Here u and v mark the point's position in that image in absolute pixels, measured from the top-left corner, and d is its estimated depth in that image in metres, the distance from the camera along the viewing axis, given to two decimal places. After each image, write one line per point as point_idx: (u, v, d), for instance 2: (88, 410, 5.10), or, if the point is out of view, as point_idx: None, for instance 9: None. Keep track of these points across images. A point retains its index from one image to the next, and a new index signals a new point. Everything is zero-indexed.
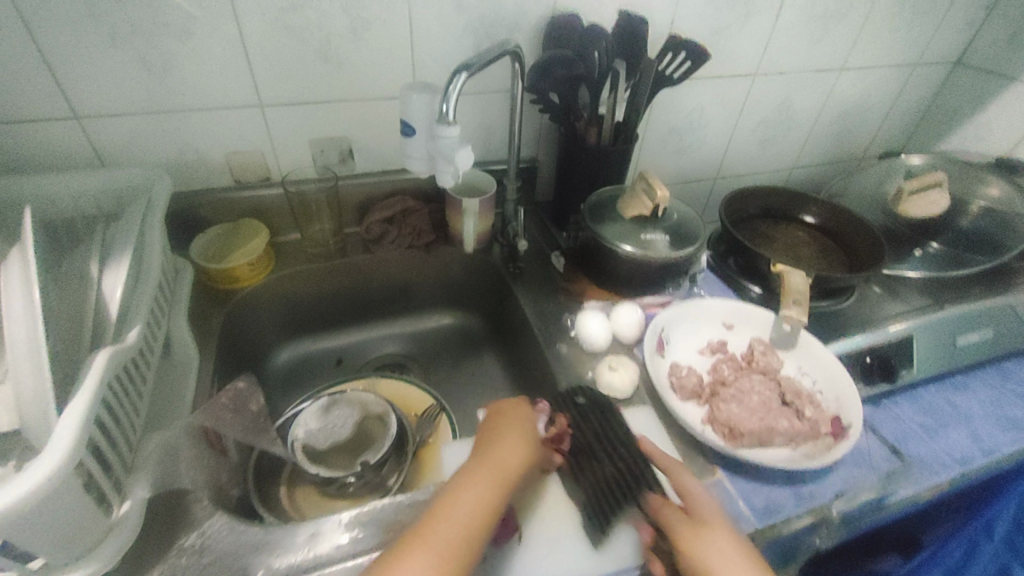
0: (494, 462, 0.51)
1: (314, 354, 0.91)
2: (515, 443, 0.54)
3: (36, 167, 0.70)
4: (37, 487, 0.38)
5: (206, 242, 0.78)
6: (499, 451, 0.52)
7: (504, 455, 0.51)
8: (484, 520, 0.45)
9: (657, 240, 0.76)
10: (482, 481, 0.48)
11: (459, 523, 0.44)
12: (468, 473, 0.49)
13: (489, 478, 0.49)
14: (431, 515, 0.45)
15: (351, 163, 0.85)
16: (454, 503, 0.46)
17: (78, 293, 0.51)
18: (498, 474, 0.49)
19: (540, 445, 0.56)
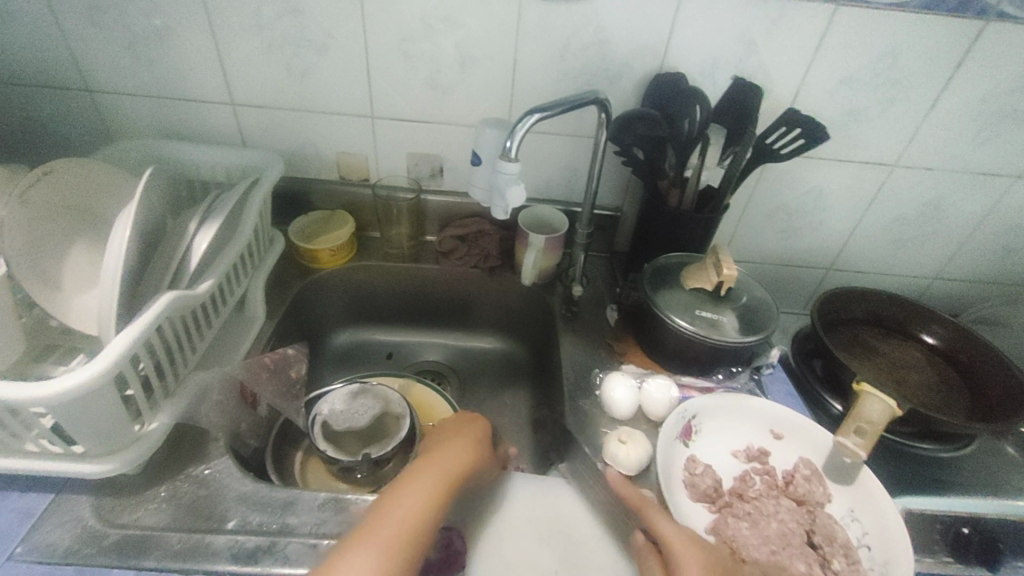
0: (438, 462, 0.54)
1: (369, 344, 0.98)
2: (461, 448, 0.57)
3: (197, 138, 0.86)
4: (75, 387, 0.45)
5: (304, 224, 0.90)
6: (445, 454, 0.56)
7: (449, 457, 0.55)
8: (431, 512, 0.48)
9: (716, 320, 0.70)
10: (428, 478, 0.51)
11: (407, 516, 0.47)
12: (416, 472, 0.52)
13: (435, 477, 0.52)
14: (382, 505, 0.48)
15: (440, 180, 0.91)
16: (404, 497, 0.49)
17: (179, 240, 0.62)
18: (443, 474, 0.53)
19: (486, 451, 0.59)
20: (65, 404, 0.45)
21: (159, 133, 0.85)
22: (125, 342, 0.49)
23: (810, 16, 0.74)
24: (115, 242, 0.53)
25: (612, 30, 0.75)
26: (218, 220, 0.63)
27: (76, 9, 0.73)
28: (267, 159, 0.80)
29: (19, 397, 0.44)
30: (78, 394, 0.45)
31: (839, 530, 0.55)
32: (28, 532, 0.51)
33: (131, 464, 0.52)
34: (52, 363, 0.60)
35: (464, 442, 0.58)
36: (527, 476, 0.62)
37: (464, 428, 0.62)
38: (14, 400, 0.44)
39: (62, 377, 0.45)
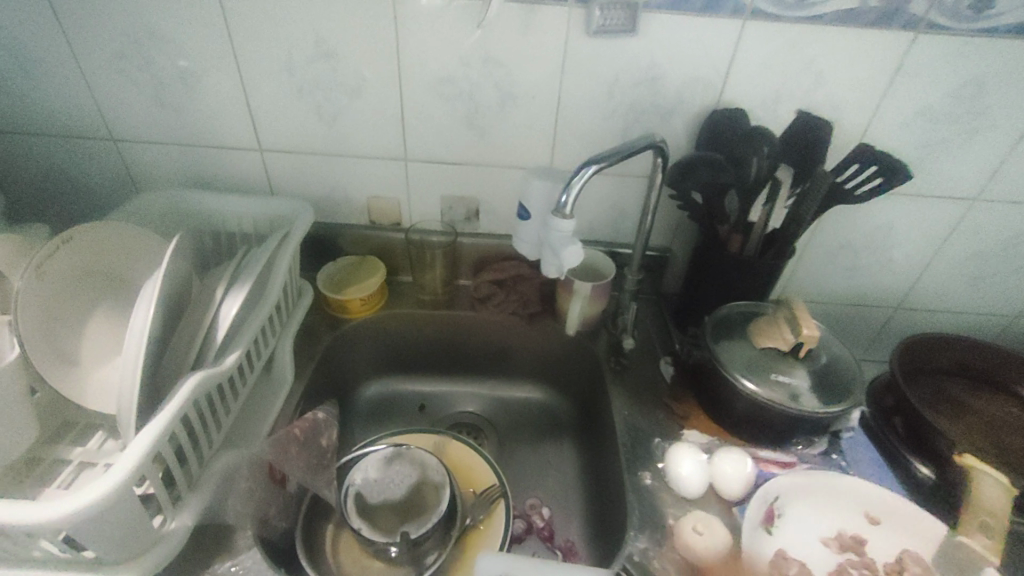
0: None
1: (400, 395, 0.92)
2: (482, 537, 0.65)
3: (223, 185, 0.82)
4: (98, 498, 0.40)
5: (333, 270, 0.85)
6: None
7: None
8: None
9: (794, 385, 0.62)
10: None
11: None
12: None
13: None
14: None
15: (476, 222, 0.86)
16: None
17: (204, 309, 0.57)
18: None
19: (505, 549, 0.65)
20: (87, 519, 0.41)
21: (184, 181, 0.82)
22: (148, 441, 0.44)
23: (888, 43, 0.67)
24: (137, 325, 0.48)
25: (663, 65, 0.69)
26: (246, 284, 0.58)
27: (101, 58, 0.70)
28: (295, 207, 0.76)
29: (35, 518, 0.39)
30: (96, 506, 0.40)
31: None
32: None
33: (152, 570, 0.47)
34: (70, 444, 0.56)
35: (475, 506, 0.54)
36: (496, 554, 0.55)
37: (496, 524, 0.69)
38: (28, 521, 0.39)
39: (83, 488, 0.41)
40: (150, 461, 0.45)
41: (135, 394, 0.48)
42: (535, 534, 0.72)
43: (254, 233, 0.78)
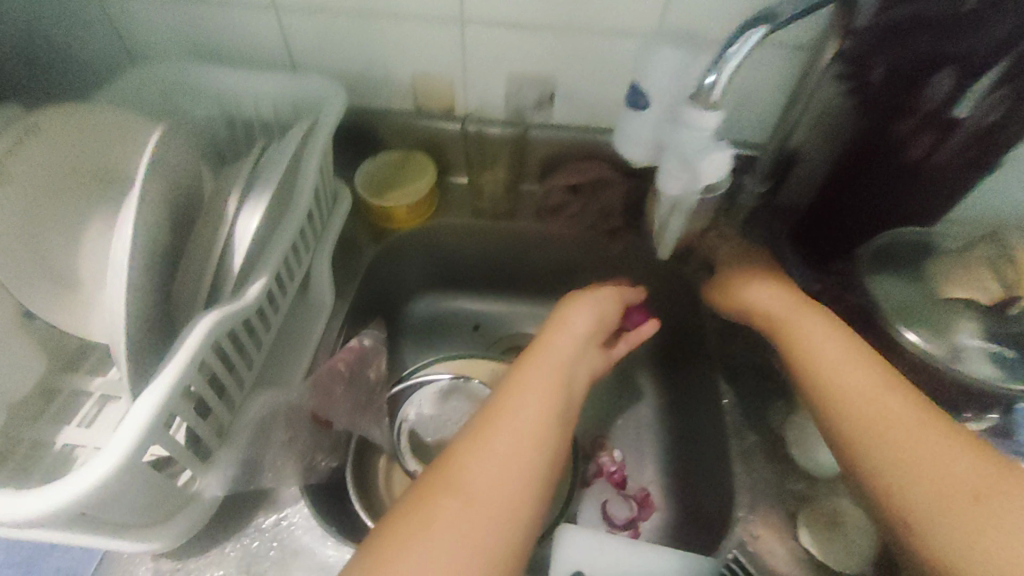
0: (551, 352, 0.47)
1: (453, 312, 0.81)
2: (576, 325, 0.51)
3: (236, 57, 0.66)
4: (107, 474, 0.33)
5: (375, 168, 0.70)
6: (547, 338, 0.49)
7: (553, 348, 0.47)
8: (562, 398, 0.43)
9: (975, 345, 0.48)
10: (536, 372, 0.44)
11: (531, 412, 0.41)
12: (522, 367, 0.45)
13: (551, 367, 0.45)
14: (492, 408, 0.42)
15: (549, 109, 0.68)
16: (521, 390, 0.43)
17: (216, 227, 0.45)
18: (556, 370, 0.45)
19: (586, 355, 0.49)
20: (96, 496, 0.34)
21: (189, 50, 0.66)
22: (150, 415, 0.35)
23: None
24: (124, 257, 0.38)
25: None
26: (263, 195, 0.45)
27: None
28: (324, 87, 0.60)
29: (35, 511, 0.33)
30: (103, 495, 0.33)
31: None
32: None
33: (189, 530, 0.42)
34: (90, 374, 0.49)
35: (575, 324, 0.51)
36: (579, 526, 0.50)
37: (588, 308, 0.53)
38: (29, 517, 0.33)
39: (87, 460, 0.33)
40: (163, 431, 0.36)
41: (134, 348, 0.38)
42: (603, 478, 0.63)
43: (275, 121, 0.63)
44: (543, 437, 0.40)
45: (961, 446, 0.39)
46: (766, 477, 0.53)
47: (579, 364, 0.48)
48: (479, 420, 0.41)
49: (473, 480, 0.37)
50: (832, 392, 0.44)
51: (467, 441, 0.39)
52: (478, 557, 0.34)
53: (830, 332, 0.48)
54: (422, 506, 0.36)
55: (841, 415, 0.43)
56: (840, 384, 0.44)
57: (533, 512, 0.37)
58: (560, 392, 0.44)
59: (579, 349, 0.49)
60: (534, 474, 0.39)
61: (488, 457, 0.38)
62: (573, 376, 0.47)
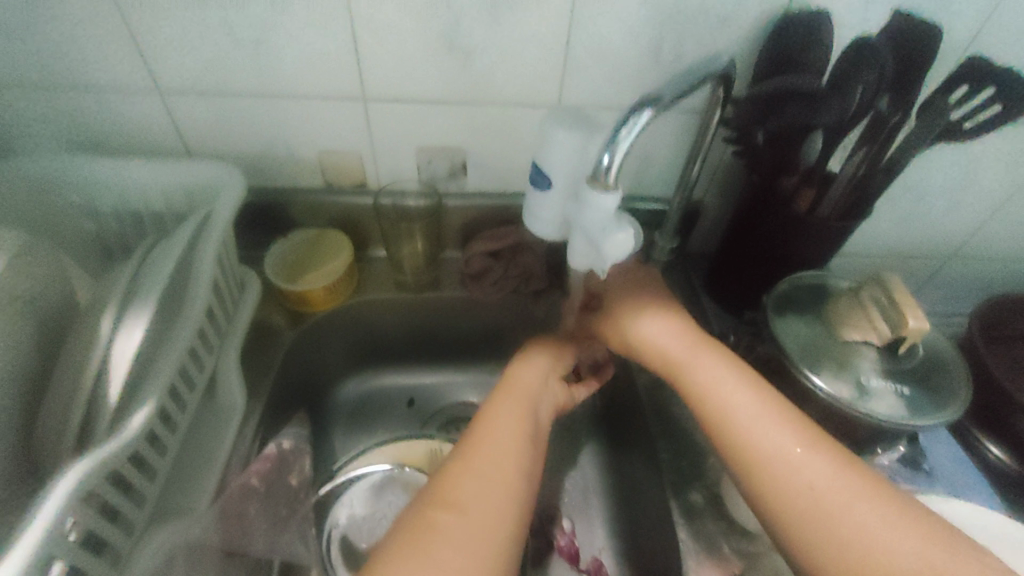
0: (519, 387, 0.51)
1: (384, 389, 0.77)
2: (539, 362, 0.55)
3: (117, 146, 0.61)
4: None
5: (285, 250, 0.66)
6: (514, 375, 0.53)
7: (521, 384, 0.51)
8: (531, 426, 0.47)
9: (874, 381, 0.49)
10: (510, 397, 0.49)
11: (508, 436, 0.44)
12: (495, 398, 0.49)
13: (521, 399, 0.49)
14: (473, 434, 0.44)
15: (464, 178, 0.68)
16: (497, 418, 0.46)
17: (86, 351, 0.39)
18: (526, 398, 0.49)
19: (550, 384, 0.54)
20: None
21: (62, 142, 0.60)
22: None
23: None
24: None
25: None
26: (147, 307, 0.40)
27: None
28: (219, 174, 0.56)
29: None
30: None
31: None
32: None
33: None
34: None
35: (536, 360, 0.55)
36: None
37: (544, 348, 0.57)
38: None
39: None
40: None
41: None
42: (557, 553, 0.60)
43: (168, 212, 0.59)
44: (523, 455, 0.43)
45: (869, 490, 0.39)
46: (714, 536, 0.52)
47: (543, 395, 0.52)
48: (462, 446, 0.43)
49: (463, 497, 0.38)
50: (747, 454, 0.43)
51: (454, 466, 0.41)
52: (476, 556, 0.35)
53: (739, 386, 0.47)
54: (419, 526, 0.36)
55: (763, 479, 0.42)
56: (754, 435, 0.44)
57: (522, 513, 0.40)
58: (531, 420, 0.47)
59: (541, 379, 0.53)
60: (516, 489, 0.40)
61: (476, 476, 0.40)
62: (539, 409, 0.50)
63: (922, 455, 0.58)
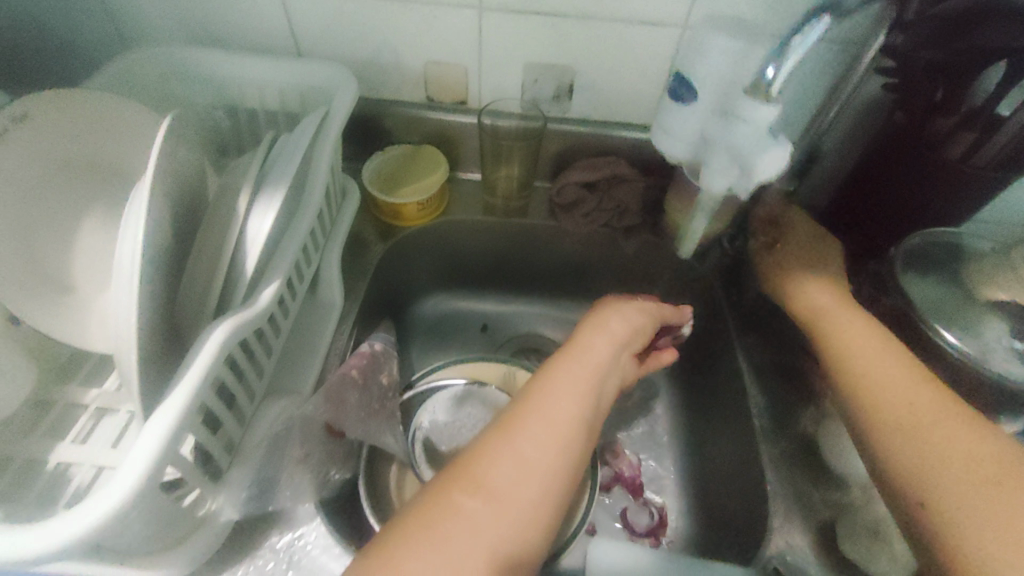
0: (587, 357, 0.44)
1: (463, 313, 0.79)
2: (614, 330, 0.48)
3: (236, 44, 0.62)
4: (115, 513, 0.30)
5: (383, 162, 0.67)
6: (585, 331, 0.47)
7: (595, 343, 0.46)
8: (591, 398, 0.42)
9: (1008, 346, 0.45)
10: (575, 365, 0.43)
11: (557, 409, 0.40)
12: (558, 363, 0.44)
13: (590, 364, 0.44)
14: (521, 407, 0.40)
15: (567, 103, 0.65)
16: (552, 383, 0.41)
17: (224, 228, 0.41)
18: (594, 373, 0.43)
19: (622, 358, 0.47)
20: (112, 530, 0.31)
21: (184, 36, 0.62)
22: (165, 435, 0.32)
23: None
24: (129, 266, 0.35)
25: None
26: (278, 190, 0.41)
27: None
28: (333, 74, 0.55)
29: (50, 537, 0.30)
30: (111, 526, 0.31)
31: None
32: None
33: (202, 556, 0.39)
34: (85, 384, 0.47)
35: (608, 329, 0.48)
36: (603, 546, 0.46)
37: (620, 308, 0.50)
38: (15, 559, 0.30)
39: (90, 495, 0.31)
40: (173, 454, 0.34)
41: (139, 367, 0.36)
42: (620, 483, 0.61)
43: (282, 112, 0.60)
44: (574, 438, 0.39)
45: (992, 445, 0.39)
46: (800, 485, 0.51)
47: (613, 369, 0.45)
48: (508, 414, 0.40)
49: (493, 483, 0.36)
50: (875, 407, 0.45)
51: (494, 442, 0.38)
52: (494, 548, 0.33)
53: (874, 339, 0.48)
54: (437, 508, 0.35)
55: (904, 450, 0.41)
56: (876, 396, 0.45)
57: (561, 495, 0.37)
58: (592, 392, 0.42)
59: (613, 350, 0.46)
60: (558, 474, 0.37)
61: (509, 463, 0.37)
62: (607, 383, 0.44)
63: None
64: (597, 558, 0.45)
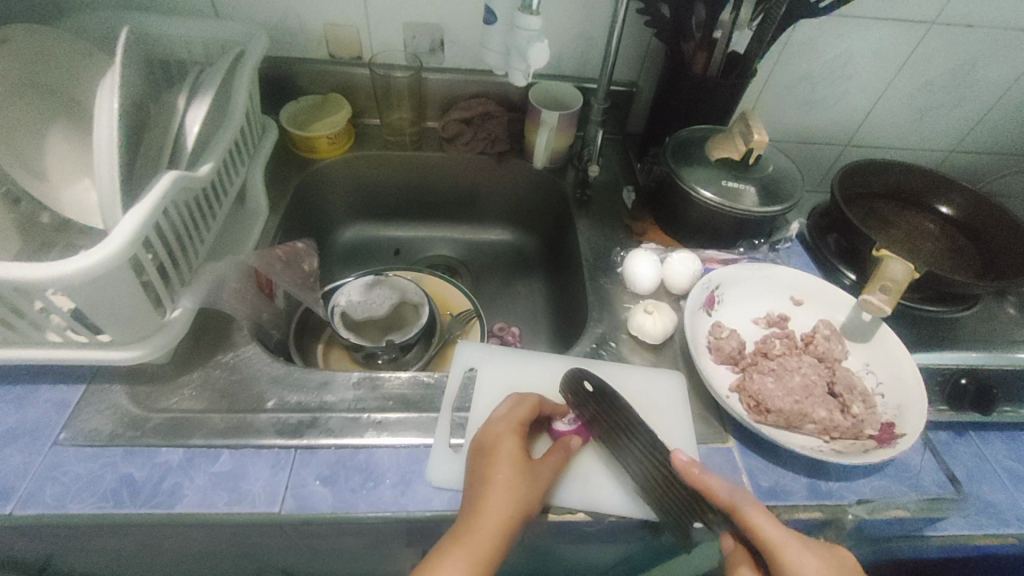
0: (485, 514, 0.44)
1: (377, 239, 0.95)
2: (511, 475, 0.46)
3: (164, 11, 0.76)
4: (97, 264, 0.42)
5: (296, 108, 0.83)
6: (496, 451, 0.48)
7: (503, 465, 0.47)
8: (516, 522, 0.44)
9: (731, 184, 0.68)
10: (476, 531, 0.43)
11: (478, 544, 0.42)
12: (453, 540, 0.43)
13: (505, 488, 0.45)
14: None
15: (441, 54, 0.84)
16: (482, 508, 0.44)
17: (167, 120, 0.56)
18: (491, 541, 0.42)
19: (533, 492, 0.47)
20: (91, 283, 0.43)
21: (118, 4, 0.75)
22: (134, 226, 0.44)
23: None
24: (101, 116, 0.46)
25: None
26: (207, 94, 0.56)
27: None
28: (243, 28, 0.69)
29: (17, 277, 0.41)
30: (78, 281, 0.42)
31: (858, 380, 0.57)
32: (69, 420, 0.51)
33: (161, 350, 0.52)
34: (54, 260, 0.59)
35: (504, 458, 0.47)
36: (470, 344, 0.63)
37: (503, 445, 0.48)
38: (23, 278, 0.41)
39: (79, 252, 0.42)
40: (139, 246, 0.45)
41: (117, 202, 0.46)
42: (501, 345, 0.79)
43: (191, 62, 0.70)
44: None
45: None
46: None
47: (522, 515, 0.45)
48: None
49: None
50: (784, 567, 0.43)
51: None
52: None
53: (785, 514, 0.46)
54: None
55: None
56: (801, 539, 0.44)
57: None
58: (520, 516, 0.44)
59: (522, 489, 0.46)
60: None
61: None
62: (515, 529, 0.44)
63: (773, 252, 0.76)
64: (461, 354, 0.62)
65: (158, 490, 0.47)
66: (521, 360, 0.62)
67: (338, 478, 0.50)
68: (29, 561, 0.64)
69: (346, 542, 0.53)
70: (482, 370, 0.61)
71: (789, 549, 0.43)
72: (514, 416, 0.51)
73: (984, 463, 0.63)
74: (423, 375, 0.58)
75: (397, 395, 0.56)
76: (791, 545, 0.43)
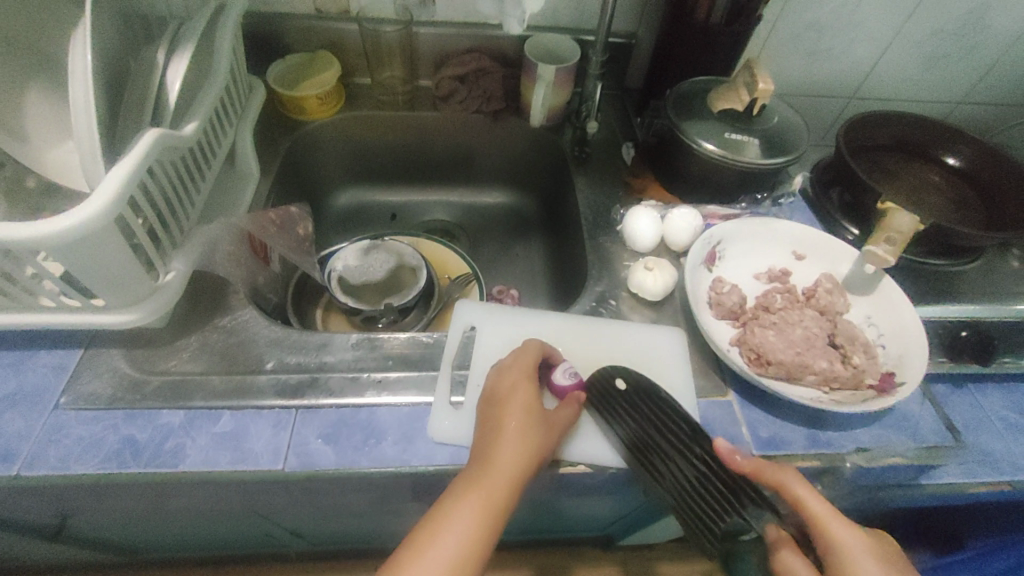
0: (499, 459, 0.44)
1: (372, 203, 0.93)
2: (523, 422, 0.47)
3: None
4: (83, 223, 0.41)
5: (284, 67, 0.80)
6: (509, 399, 0.48)
7: (515, 413, 0.47)
8: (529, 466, 0.45)
9: (733, 137, 0.66)
10: (490, 474, 0.43)
11: (493, 488, 0.43)
12: (467, 482, 0.44)
13: (517, 435, 0.46)
14: (425, 525, 0.42)
15: (431, 6, 0.80)
16: (495, 453, 0.44)
17: (147, 76, 0.53)
18: (505, 484, 0.43)
19: (546, 439, 0.47)
20: (80, 242, 0.42)
21: None
22: (120, 182, 0.43)
23: None
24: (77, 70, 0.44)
25: None
26: (187, 48, 0.54)
27: None
28: None
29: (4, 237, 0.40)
30: (66, 240, 0.41)
31: (859, 332, 0.57)
32: (69, 385, 0.51)
33: (157, 312, 0.52)
34: None
35: (516, 406, 0.48)
36: (471, 303, 0.63)
37: (516, 394, 0.49)
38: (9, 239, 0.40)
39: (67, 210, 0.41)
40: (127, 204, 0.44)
41: (100, 161, 0.45)
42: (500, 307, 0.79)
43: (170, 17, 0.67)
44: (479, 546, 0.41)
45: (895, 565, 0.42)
46: None
47: (534, 461, 0.45)
48: (421, 525, 0.42)
49: None
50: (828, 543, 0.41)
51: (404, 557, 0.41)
52: None
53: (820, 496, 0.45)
54: None
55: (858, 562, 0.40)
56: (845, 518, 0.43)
57: None
58: (532, 460, 0.45)
59: (535, 436, 0.46)
60: None
61: None
62: (528, 473, 0.45)
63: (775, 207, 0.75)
64: (460, 314, 0.62)
65: (160, 451, 0.48)
66: (522, 318, 0.62)
67: (340, 437, 0.50)
68: (40, 525, 0.65)
69: (350, 497, 0.54)
70: (483, 328, 0.60)
71: (832, 523, 0.42)
72: (524, 368, 0.52)
73: (980, 412, 0.62)
74: (422, 334, 0.58)
75: (396, 355, 0.56)
76: (838, 519, 0.42)
